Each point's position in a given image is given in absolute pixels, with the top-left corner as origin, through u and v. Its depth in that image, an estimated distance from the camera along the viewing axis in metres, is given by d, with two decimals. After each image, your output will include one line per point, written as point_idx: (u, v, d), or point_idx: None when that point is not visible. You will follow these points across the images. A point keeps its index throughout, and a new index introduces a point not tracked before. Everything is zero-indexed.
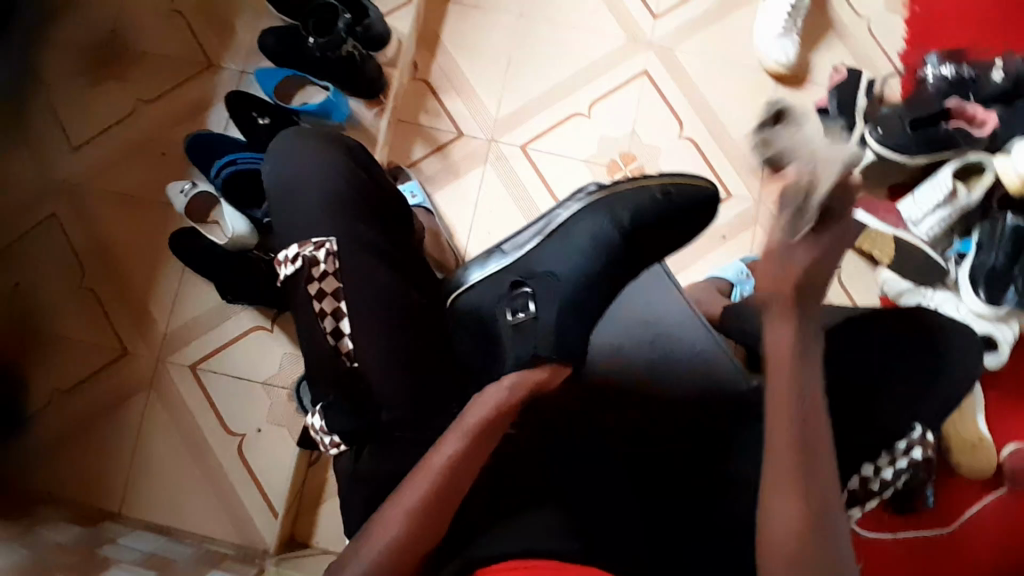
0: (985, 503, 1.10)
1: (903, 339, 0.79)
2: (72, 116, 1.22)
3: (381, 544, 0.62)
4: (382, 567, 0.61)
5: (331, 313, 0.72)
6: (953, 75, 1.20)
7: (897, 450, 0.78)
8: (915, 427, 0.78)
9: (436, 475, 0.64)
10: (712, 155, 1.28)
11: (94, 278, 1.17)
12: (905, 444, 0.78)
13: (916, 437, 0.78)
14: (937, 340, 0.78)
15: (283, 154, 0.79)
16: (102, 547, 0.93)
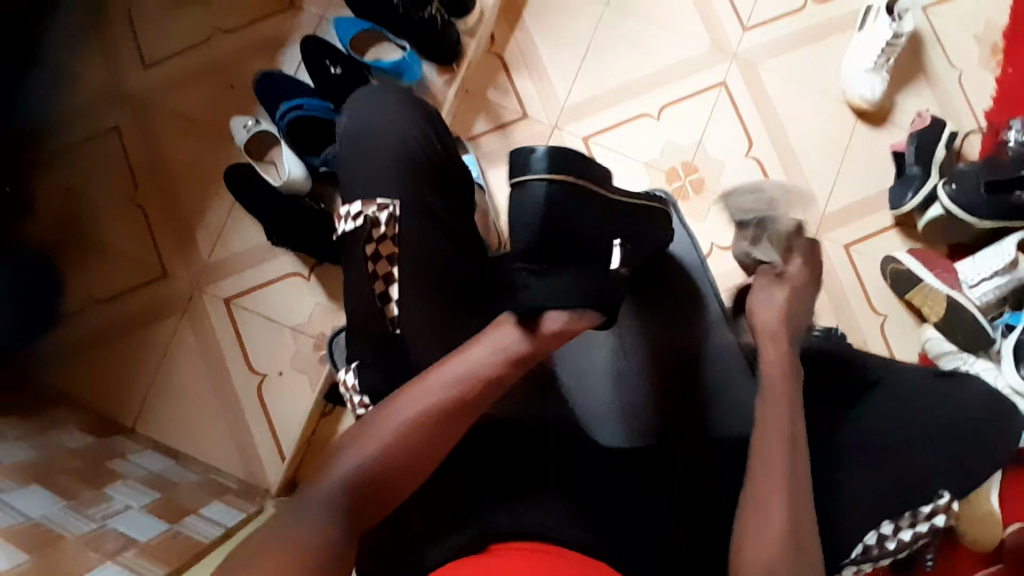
0: None
1: (948, 401, 0.76)
2: (148, 33, 1.22)
3: (405, 418, 0.60)
4: (401, 442, 0.59)
5: (383, 276, 0.72)
6: None
7: (919, 512, 0.71)
8: (941, 491, 0.71)
9: (481, 371, 0.63)
10: (775, 180, 1.25)
11: (145, 196, 1.18)
12: (928, 508, 0.71)
13: (940, 502, 0.71)
14: (988, 411, 0.75)
15: (364, 101, 0.79)
16: (113, 461, 0.97)
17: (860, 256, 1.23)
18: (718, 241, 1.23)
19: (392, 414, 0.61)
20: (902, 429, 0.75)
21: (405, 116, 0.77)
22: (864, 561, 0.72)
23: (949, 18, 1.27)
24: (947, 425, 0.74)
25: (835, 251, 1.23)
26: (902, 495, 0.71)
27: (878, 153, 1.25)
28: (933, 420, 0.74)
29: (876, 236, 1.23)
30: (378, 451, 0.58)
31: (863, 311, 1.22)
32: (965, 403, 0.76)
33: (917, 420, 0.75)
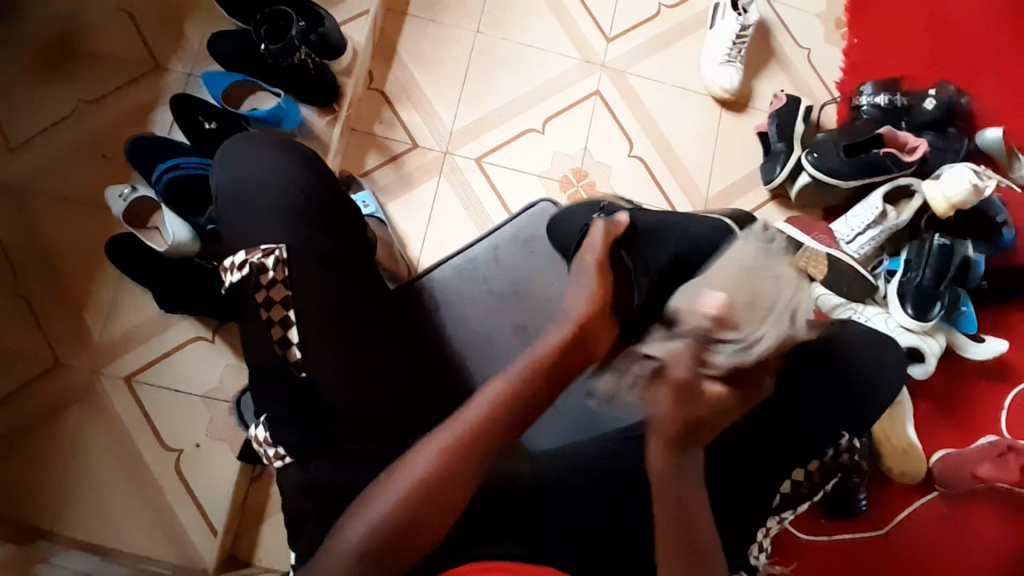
0: (918, 508, 1.16)
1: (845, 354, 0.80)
2: (5, 114, 1.16)
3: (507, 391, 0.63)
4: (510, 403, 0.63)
5: (280, 321, 0.69)
6: (886, 103, 1.27)
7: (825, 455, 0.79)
8: (844, 433, 0.79)
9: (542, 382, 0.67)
10: (662, 173, 1.33)
11: (24, 284, 1.11)
12: (831, 450, 0.79)
13: (845, 444, 0.78)
14: (876, 351, 0.80)
15: (234, 158, 0.77)
16: (37, 565, 0.86)
17: None
18: None
19: (400, 478, 0.59)
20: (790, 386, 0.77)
21: (277, 164, 0.77)
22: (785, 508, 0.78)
23: (787, 6, 1.40)
24: (820, 372, 0.78)
25: None
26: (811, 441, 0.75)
27: (747, 135, 1.35)
28: (810, 366, 0.79)
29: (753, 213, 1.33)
30: (390, 517, 0.57)
31: None
32: (835, 352, 0.80)
33: (794, 372, 0.78)
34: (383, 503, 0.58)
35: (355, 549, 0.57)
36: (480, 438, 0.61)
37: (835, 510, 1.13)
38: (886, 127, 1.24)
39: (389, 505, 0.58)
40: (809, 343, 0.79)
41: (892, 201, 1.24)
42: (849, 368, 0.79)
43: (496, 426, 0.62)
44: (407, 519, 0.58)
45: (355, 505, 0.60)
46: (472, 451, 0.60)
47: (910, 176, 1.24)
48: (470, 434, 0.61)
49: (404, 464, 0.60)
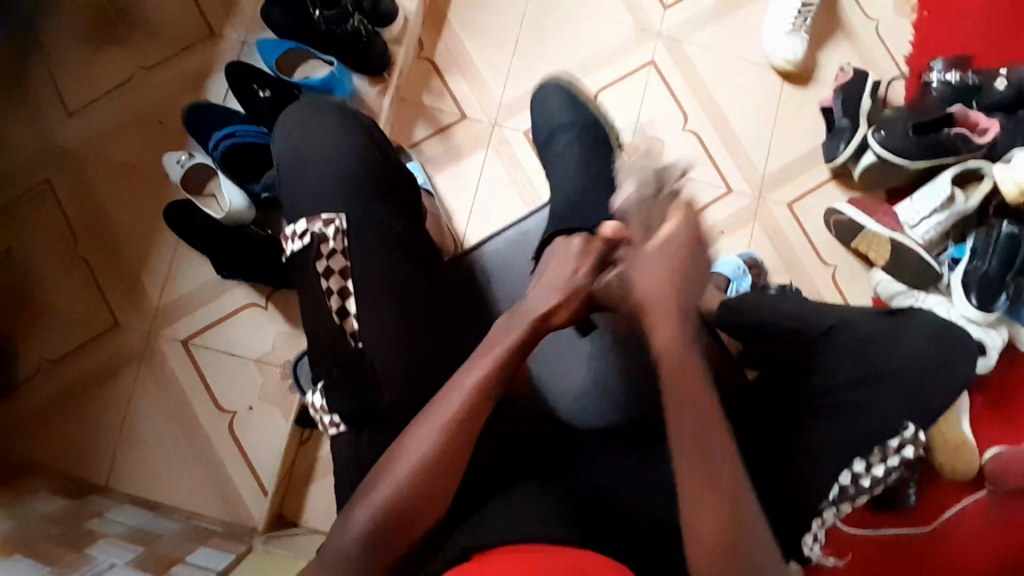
0: (965, 505, 1.13)
1: (910, 340, 0.77)
2: (66, 78, 1.18)
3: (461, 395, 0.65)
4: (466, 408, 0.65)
5: (337, 292, 0.70)
6: (957, 80, 1.19)
7: (888, 447, 0.73)
8: (907, 424, 0.74)
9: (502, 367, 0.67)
10: (715, 151, 1.29)
11: (85, 246, 1.14)
12: (896, 441, 0.73)
13: (908, 435, 0.73)
14: (951, 340, 0.77)
15: (299, 124, 0.77)
16: (90, 520, 0.93)
17: (803, 211, 1.27)
18: None
19: (399, 461, 0.64)
20: (846, 375, 0.76)
21: (340, 135, 0.76)
22: (842, 500, 0.74)
23: None
24: (884, 370, 0.76)
25: (780, 210, 1.28)
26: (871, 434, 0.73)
27: (809, 111, 1.30)
28: (872, 361, 0.76)
29: (815, 190, 1.28)
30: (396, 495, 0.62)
31: (813, 265, 1.26)
32: (899, 338, 0.78)
33: (853, 364, 0.77)
34: (388, 485, 0.63)
35: (366, 529, 0.62)
36: (455, 439, 0.64)
37: (882, 505, 1.11)
38: (957, 105, 1.17)
39: (392, 489, 0.63)
40: (879, 340, 0.77)
41: (962, 184, 1.19)
42: (917, 364, 0.76)
43: (453, 439, 0.64)
44: (412, 498, 0.63)
45: (363, 488, 0.65)
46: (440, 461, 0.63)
47: (981, 160, 1.18)
48: (459, 416, 0.64)
49: (405, 446, 0.64)
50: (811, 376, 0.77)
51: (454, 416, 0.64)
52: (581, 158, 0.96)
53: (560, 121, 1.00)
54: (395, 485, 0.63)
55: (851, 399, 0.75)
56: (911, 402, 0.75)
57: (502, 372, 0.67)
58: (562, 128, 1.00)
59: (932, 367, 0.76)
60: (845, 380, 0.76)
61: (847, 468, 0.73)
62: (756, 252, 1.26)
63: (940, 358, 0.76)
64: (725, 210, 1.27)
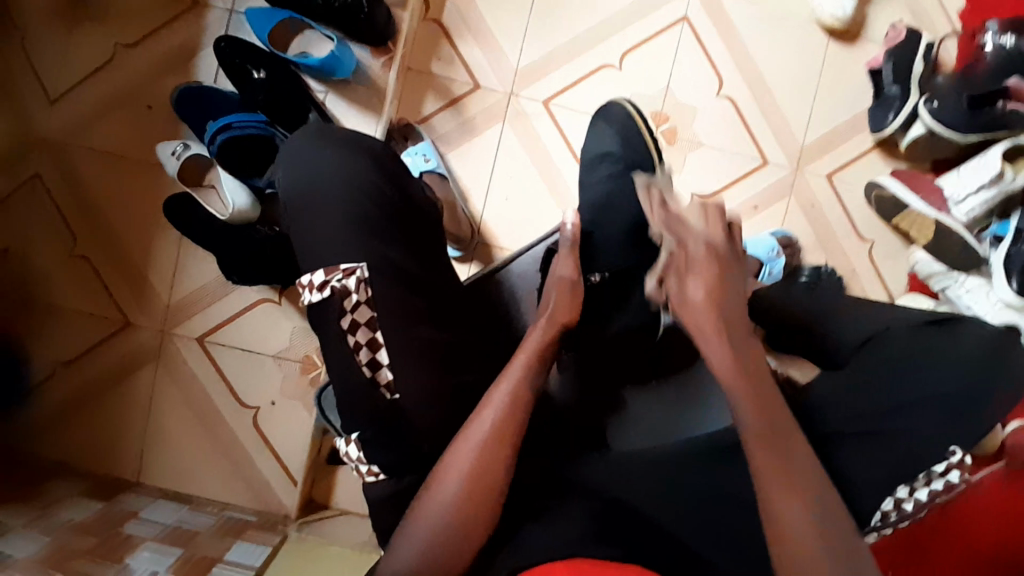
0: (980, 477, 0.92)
1: (944, 365, 0.70)
2: (49, 62, 1.10)
3: (480, 436, 0.60)
4: (484, 453, 0.60)
5: (366, 345, 0.61)
6: (1013, 45, 1.06)
7: (933, 471, 0.67)
8: (953, 448, 0.67)
9: (519, 409, 0.62)
10: (749, 118, 1.19)
11: (86, 244, 1.10)
12: (942, 466, 0.67)
13: (955, 459, 0.67)
14: (996, 365, 0.70)
15: (302, 148, 0.67)
16: (126, 525, 0.95)
17: (841, 184, 1.19)
18: (698, 191, 1.19)
19: (435, 497, 0.59)
20: (888, 401, 0.70)
21: (341, 162, 0.66)
22: (884, 526, 0.67)
23: None
24: (928, 393, 0.69)
25: (817, 183, 1.19)
26: (921, 458, 0.67)
27: (853, 73, 1.18)
28: (916, 389, 0.70)
29: (857, 160, 1.19)
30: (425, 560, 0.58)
31: (848, 241, 1.20)
32: (920, 369, 0.71)
33: (892, 389, 0.70)
34: (427, 526, 0.58)
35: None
36: (474, 496, 0.59)
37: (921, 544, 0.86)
38: (1014, 77, 1.05)
39: (441, 519, 0.58)
40: (926, 356, 0.71)
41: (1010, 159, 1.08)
42: (970, 392, 0.69)
43: (473, 500, 0.59)
44: (447, 538, 0.58)
45: (392, 540, 0.60)
46: (466, 520, 0.58)
47: None
48: (496, 433, 0.60)
49: (423, 505, 0.59)
50: (862, 400, 0.70)
51: (493, 429, 0.60)
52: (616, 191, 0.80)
53: (610, 147, 0.84)
54: (443, 515, 0.58)
55: (898, 428, 0.69)
56: (957, 424, 0.68)
57: (530, 383, 0.64)
58: (610, 154, 0.83)
59: (979, 391, 0.69)
60: (881, 408, 0.70)
61: (889, 493, 0.67)
62: (789, 230, 1.19)
63: (985, 384, 0.69)
64: (758, 185, 1.19)
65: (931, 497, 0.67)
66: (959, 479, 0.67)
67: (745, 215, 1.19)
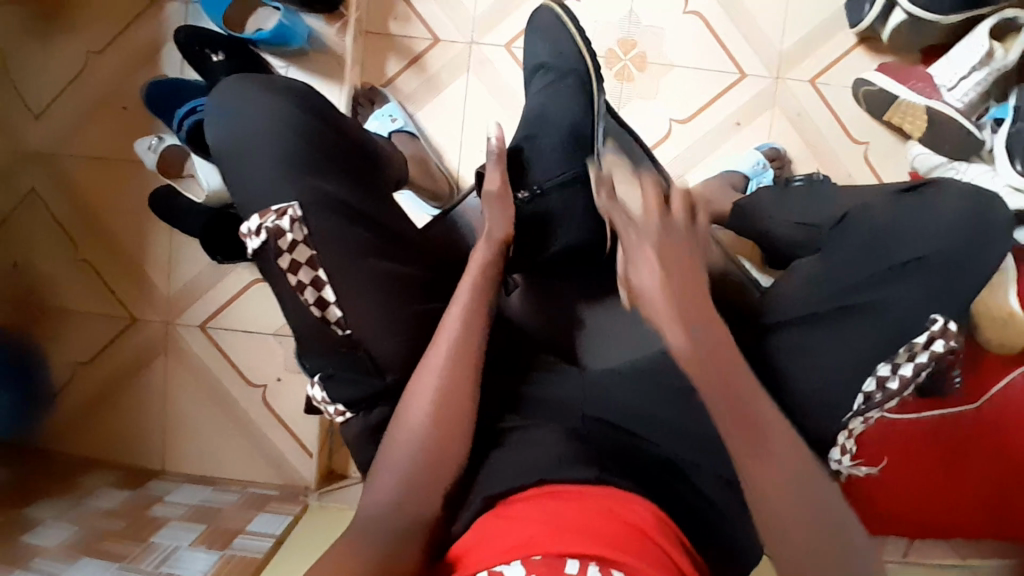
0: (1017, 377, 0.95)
1: (923, 224, 0.67)
2: (24, 78, 1.14)
3: (435, 372, 0.61)
4: (443, 388, 0.60)
5: (311, 284, 0.63)
6: None
7: (914, 345, 0.63)
8: (933, 316, 0.63)
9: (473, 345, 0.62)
10: (722, 31, 1.14)
11: (85, 248, 1.14)
12: (924, 337, 0.63)
13: (937, 329, 0.63)
14: (978, 224, 0.66)
15: (239, 90, 0.69)
16: (151, 508, 0.99)
17: (827, 86, 1.13)
18: (676, 116, 1.15)
19: (399, 435, 0.60)
20: (866, 271, 0.67)
21: (266, 108, 0.67)
22: (869, 409, 0.65)
23: None
24: (912, 254, 0.65)
25: (801, 89, 1.14)
26: (902, 338, 0.65)
27: None
28: (895, 253, 0.66)
29: (842, 58, 1.13)
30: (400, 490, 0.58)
31: (842, 146, 1.14)
32: (896, 234, 0.67)
33: (871, 258, 0.67)
34: (394, 461, 0.59)
35: (381, 511, 0.57)
36: (437, 428, 0.59)
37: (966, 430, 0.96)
38: None
39: (408, 446, 0.59)
40: (903, 221, 0.68)
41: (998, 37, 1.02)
42: (951, 252, 0.65)
43: (439, 429, 0.59)
44: (415, 467, 0.58)
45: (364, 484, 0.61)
46: (431, 445, 0.59)
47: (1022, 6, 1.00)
48: (455, 361, 0.61)
49: (388, 443, 0.60)
50: (837, 281, 0.68)
51: (448, 362, 0.61)
52: (550, 101, 0.78)
53: (543, 59, 0.82)
54: (409, 441, 0.59)
55: (877, 296, 0.65)
56: (938, 287, 0.64)
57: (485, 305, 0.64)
58: (544, 65, 0.82)
59: (965, 244, 0.65)
60: (862, 279, 0.67)
61: (871, 373, 0.64)
62: (777, 142, 1.14)
63: (971, 239, 0.65)
64: (738, 99, 1.14)
65: (916, 372, 0.63)
66: (944, 349, 0.63)
67: (729, 132, 1.15)
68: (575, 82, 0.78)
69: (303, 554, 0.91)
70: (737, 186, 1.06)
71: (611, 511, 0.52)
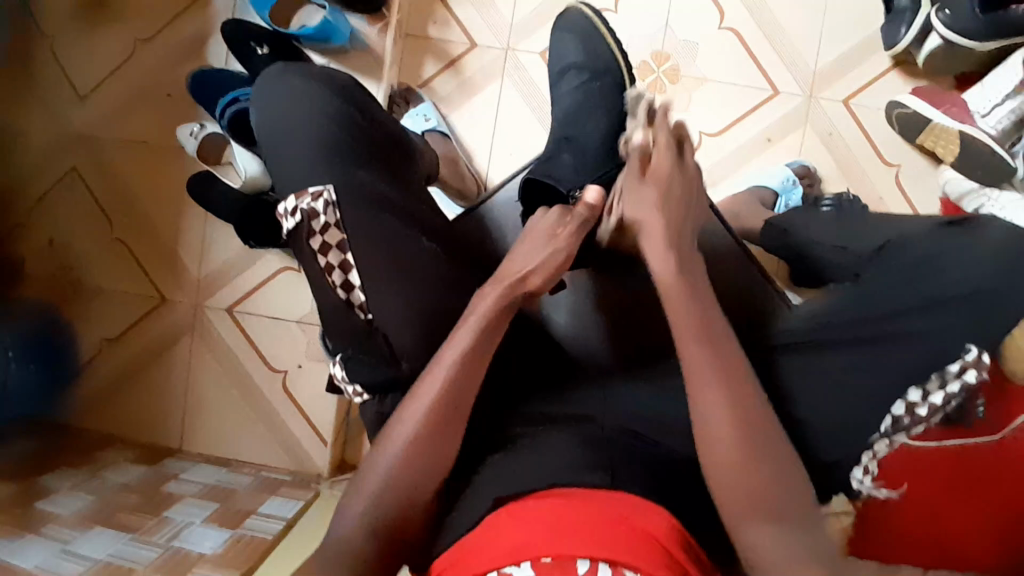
0: None
1: (964, 258, 0.67)
2: (77, 63, 1.19)
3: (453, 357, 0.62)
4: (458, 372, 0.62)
5: (339, 267, 0.66)
6: None
7: (947, 372, 0.65)
8: (968, 346, 0.65)
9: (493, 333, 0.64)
10: (755, 48, 1.14)
11: (122, 229, 1.18)
12: (957, 365, 0.64)
13: (970, 359, 0.64)
14: (1021, 262, 0.66)
15: (281, 79, 0.72)
16: (167, 484, 1.01)
17: (860, 107, 1.13)
18: (706, 129, 1.16)
19: (408, 416, 0.61)
20: (899, 300, 0.68)
21: (309, 96, 0.70)
22: (897, 432, 0.66)
23: None
24: (950, 288, 0.66)
25: (833, 109, 1.14)
26: (924, 355, 0.65)
27: None
28: (932, 285, 0.67)
29: (876, 80, 1.13)
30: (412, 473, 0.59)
31: (873, 168, 1.13)
32: (934, 266, 0.68)
33: (906, 287, 0.68)
34: (403, 442, 0.60)
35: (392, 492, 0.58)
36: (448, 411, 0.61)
37: None
38: None
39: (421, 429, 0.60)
40: (943, 253, 0.68)
41: None
42: (991, 289, 0.65)
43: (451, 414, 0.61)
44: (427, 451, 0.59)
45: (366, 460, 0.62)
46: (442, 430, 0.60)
47: None
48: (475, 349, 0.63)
49: (397, 423, 0.61)
50: (865, 304, 0.70)
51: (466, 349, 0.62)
52: (583, 105, 0.83)
53: (573, 60, 0.86)
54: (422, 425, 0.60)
55: (909, 325, 0.67)
56: (975, 321, 0.65)
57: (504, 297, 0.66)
58: (575, 65, 0.86)
59: (1006, 283, 0.66)
60: (895, 308, 0.68)
61: (900, 397, 0.65)
62: (807, 160, 1.14)
63: (1013, 276, 0.65)
64: (769, 115, 1.14)
65: (947, 399, 0.65)
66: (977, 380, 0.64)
67: (759, 148, 1.15)
68: (608, 81, 0.83)
69: (312, 538, 0.92)
70: (766, 203, 1.07)
71: (619, 510, 0.52)
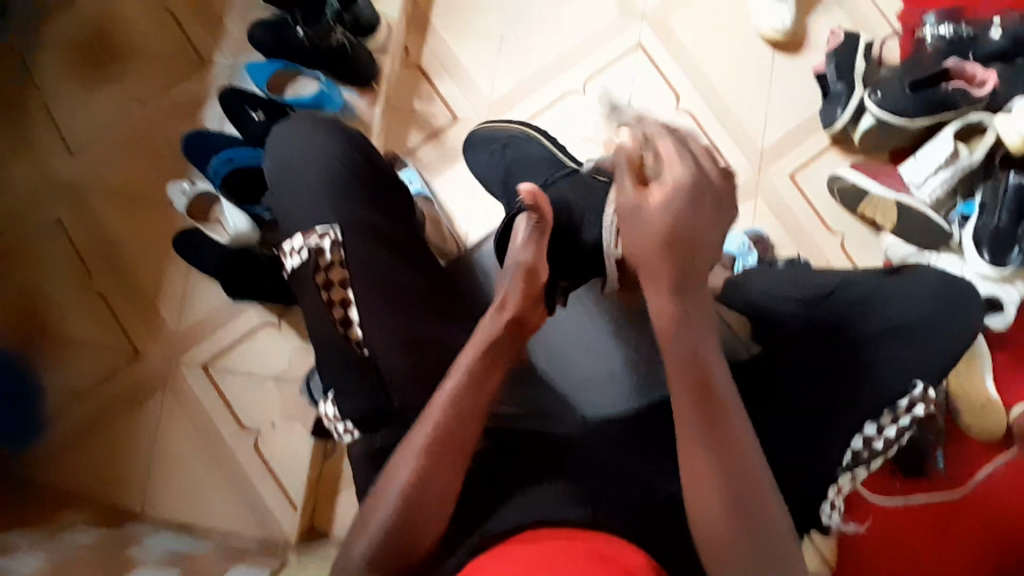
0: (997, 467, 1.06)
1: (903, 302, 0.76)
2: (71, 121, 1.23)
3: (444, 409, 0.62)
4: (448, 423, 0.61)
5: (340, 302, 0.69)
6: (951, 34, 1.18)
7: (898, 408, 0.72)
8: (916, 382, 0.72)
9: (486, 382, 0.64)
10: (710, 125, 1.28)
11: (100, 281, 1.18)
12: (906, 401, 0.72)
13: (917, 393, 0.72)
14: (951, 305, 0.75)
15: (300, 127, 0.77)
16: (128, 547, 0.95)
17: (805, 180, 1.26)
18: None
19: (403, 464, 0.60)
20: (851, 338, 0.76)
21: (327, 145, 0.76)
22: (857, 465, 0.72)
23: None
24: (893, 326, 0.75)
25: (782, 181, 1.26)
26: None
27: (802, 78, 1.28)
28: (878, 324, 0.75)
29: (818, 156, 1.26)
30: (404, 508, 0.59)
31: (820, 235, 1.24)
32: (879, 309, 0.76)
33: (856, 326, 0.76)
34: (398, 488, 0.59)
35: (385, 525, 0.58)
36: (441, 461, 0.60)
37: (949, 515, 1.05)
38: (952, 58, 1.15)
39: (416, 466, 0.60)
40: (885, 297, 0.77)
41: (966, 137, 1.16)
42: (925, 329, 0.74)
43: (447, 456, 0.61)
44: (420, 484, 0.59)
45: (365, 509, 0.62)
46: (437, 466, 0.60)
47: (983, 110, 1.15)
48: (464, 398, 0.62)
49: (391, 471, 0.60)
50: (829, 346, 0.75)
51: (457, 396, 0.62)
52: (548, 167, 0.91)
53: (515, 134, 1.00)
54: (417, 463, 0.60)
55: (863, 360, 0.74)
56: (917, 361, 0.73)
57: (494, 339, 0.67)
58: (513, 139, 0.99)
59: (937, 323, 0.75)
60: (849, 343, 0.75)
61: (858, 432, 0.72)
62: (762, 226, 1.25)
63: (943, 317, 0.75)
64: None
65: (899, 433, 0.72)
66: (924, 413, 0.72)
67: None
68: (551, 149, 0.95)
69: None
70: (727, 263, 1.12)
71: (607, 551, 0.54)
